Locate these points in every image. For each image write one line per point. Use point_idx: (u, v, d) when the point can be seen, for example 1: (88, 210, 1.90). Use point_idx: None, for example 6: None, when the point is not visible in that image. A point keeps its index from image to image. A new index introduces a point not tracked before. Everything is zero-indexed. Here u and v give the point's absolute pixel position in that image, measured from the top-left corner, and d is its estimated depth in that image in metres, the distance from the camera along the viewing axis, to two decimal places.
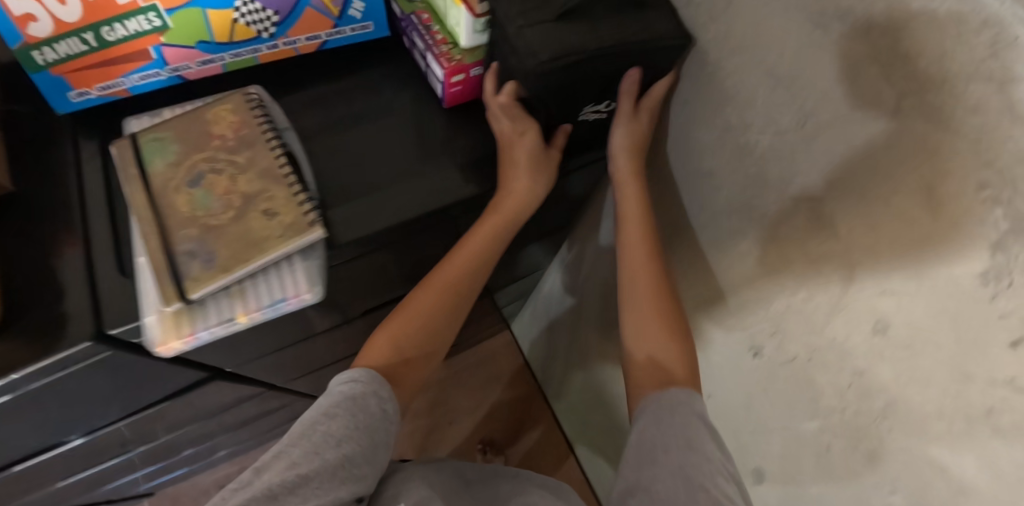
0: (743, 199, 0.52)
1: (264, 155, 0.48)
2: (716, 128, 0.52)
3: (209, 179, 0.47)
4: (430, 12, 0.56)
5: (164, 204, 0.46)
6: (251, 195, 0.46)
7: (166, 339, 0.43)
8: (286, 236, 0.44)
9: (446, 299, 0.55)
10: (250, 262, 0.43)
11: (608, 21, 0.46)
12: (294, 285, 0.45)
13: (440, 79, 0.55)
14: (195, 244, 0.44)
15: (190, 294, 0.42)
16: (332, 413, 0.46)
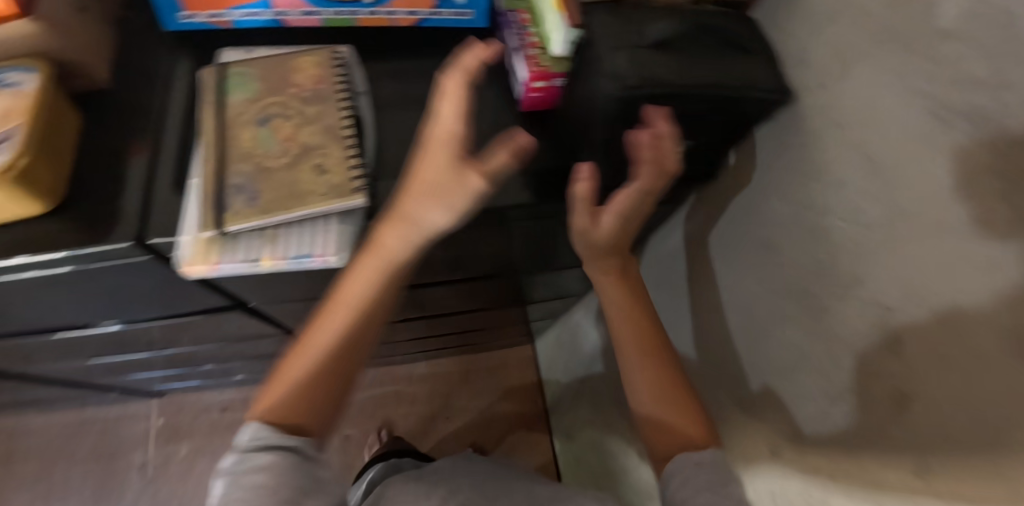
0: (807, 287, 0.47)
1: (332, 113, 0.48)
2: (796, 204, 0.48)
3: (276, 122, 0.48)
4: (530, 13, 0.54)
5: (230, 135, 0.47)
6: (310, 147, 0.46)
7: (194, 261, 0.44)
8: (329, 196, 0.44)
9: (332, 362, 0.44)
10: (288, 210, 0.44)
11: (705, 61, 0.43)
12: (323, 246, 0.45)
13: (522, 81, 0.54)
14: (245, 180, 0.45)
15: (226, 226, 0.43)
16: (253, 467, 0.40)
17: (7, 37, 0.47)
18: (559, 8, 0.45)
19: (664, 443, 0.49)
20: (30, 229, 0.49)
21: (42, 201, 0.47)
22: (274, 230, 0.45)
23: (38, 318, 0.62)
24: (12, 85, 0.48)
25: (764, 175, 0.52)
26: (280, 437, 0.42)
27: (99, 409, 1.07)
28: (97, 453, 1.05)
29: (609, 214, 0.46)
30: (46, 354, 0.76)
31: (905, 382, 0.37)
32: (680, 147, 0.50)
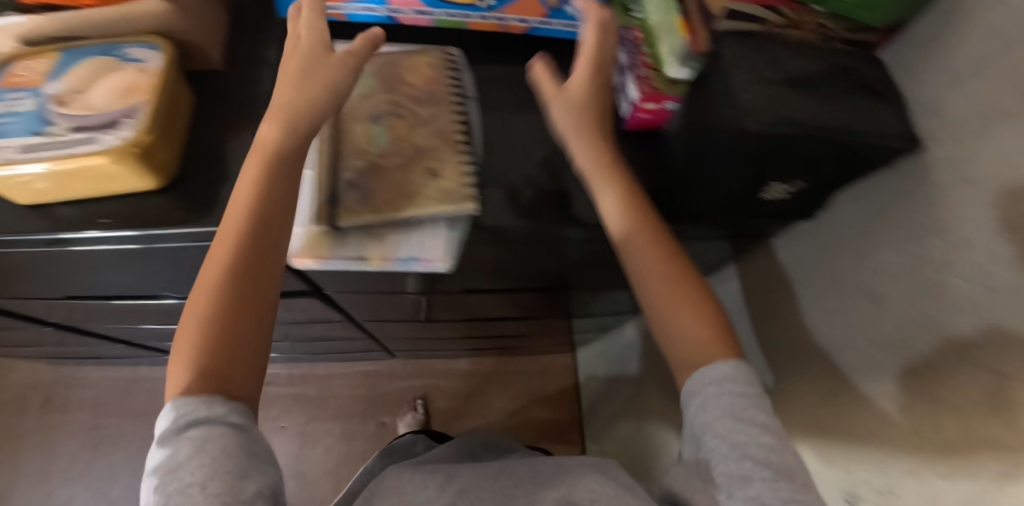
0: (912, 342, 0.46)
1: (445, 116, 0.49)
2: (908, 256, 0.47)
3: (389, 120, 0.48)
4: (644, 29, 0.53)
5: (344, 129, 0.47)
6: (423, 150, 0.47)
7: (304, 253, 0.44)
8: (441, 200, 0.44)
9: (229, 292, 0.40)
10: (401, 211, 0.44)
11: (839, 102, 0.42)
12: (431, 250, 0.45)
13: (632, 101, 0.54)
14: (359, 177, 0.45)
15: (340, 222, 0.43)
16: (181, 461, 0.37)
17: (140, 14, 0.49)
18: (684, 29, 0.46)
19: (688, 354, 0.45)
20: (140, 203, 0.50)
21: (155, 179, 0.49)
22: (383, 229, 0.45)
23: (125, 285, 0.64)
24: (137, 60, 0.49)
25: (872, 221, 0.51)
26: (206, 411, 0.38)
27: (149, 369, 1.10)
28: (144, 411, 1.08)
29: (573, 83, 0.48)
30: (117, 316, 0.78)
31: (1014, 454, 0.36)
32: (791, 188, 0.49)
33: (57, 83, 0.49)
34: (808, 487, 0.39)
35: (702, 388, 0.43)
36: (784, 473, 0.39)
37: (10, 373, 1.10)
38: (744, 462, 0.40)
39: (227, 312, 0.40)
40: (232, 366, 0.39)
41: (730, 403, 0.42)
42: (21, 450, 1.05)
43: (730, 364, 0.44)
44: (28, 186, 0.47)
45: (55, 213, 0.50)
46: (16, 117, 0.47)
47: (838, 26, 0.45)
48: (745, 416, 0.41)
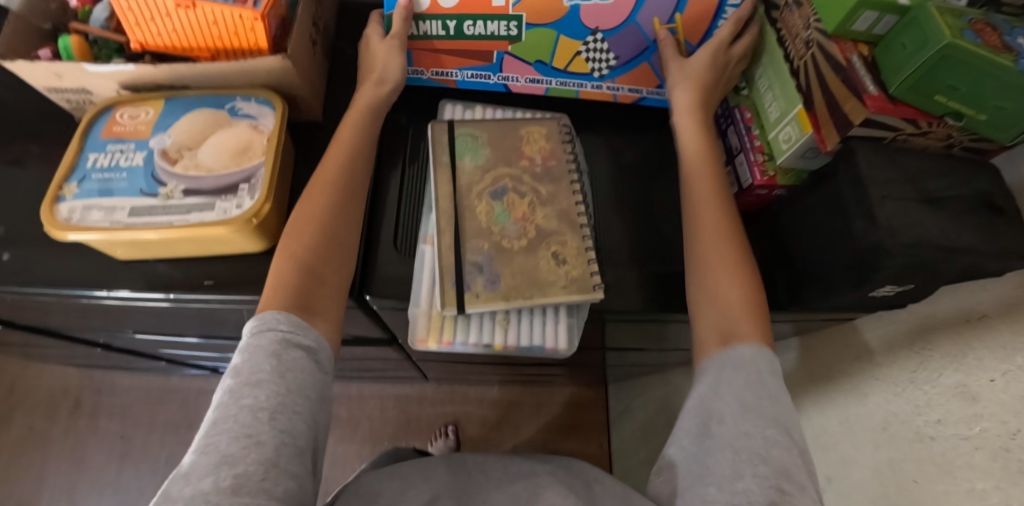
0: (1006, 444, 0.46)
1: (565, 196, 0.49)
2: (1009, 364, 0.47)
3: (510, 197, 0.49)
4: (754, 111, 0.55)
5: (465, 206, 0.48)
6: (545, 233, 0.47)
7: (428, 337, 0.47)
8: (569, 289, 0.45)
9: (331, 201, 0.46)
10: (529, 299, 0.44)
11: (965, 224, 0.43)
12: (553, 339, 0.47)
13: (745, 184, 0.54)
14: (484, 259, 0.45)
15: (466, 308, 0.44)
16: (255, 382, 0.38)
17: (255, 69, 0.47)
18: (808, 126, 0.48)
19: (719, 325, 0.46)
20: (237, 265, 0.48)
21: (262, 242, 0.47)
22: (505, 314, 0.47)
23: (196, 328, 0.62)
24: (248, 115, 0.48)
25: (971, 321, 0.51)
26: (297, 334, 0.40)
27: (182, 380, 1.09)
28: (174, 423, 1.06)
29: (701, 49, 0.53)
30: (168, 345, 0.76)
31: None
32: (900, 287, 0.49)
33: (163, 135, 0.47)
34: (803, 490, 0.37)
35: (720, 369, 0.43)
36: (781, 474, 0.37)
37: (42, 376, 1.08)
38: (742, 453, 0.38)
39: (331, 219, 0.46)
40: (327, 274, 0.44)
41: (744, 390, 0.41)
42: (48, 455, 1.03)
43: (748, 348, 0.43)
44: (130, 245, 0.45)
45: (152, 268, 0.48)
46: (122, 172, 0.45)
47: (965, 136, 0.45)
48: (755, 409, 0.40)
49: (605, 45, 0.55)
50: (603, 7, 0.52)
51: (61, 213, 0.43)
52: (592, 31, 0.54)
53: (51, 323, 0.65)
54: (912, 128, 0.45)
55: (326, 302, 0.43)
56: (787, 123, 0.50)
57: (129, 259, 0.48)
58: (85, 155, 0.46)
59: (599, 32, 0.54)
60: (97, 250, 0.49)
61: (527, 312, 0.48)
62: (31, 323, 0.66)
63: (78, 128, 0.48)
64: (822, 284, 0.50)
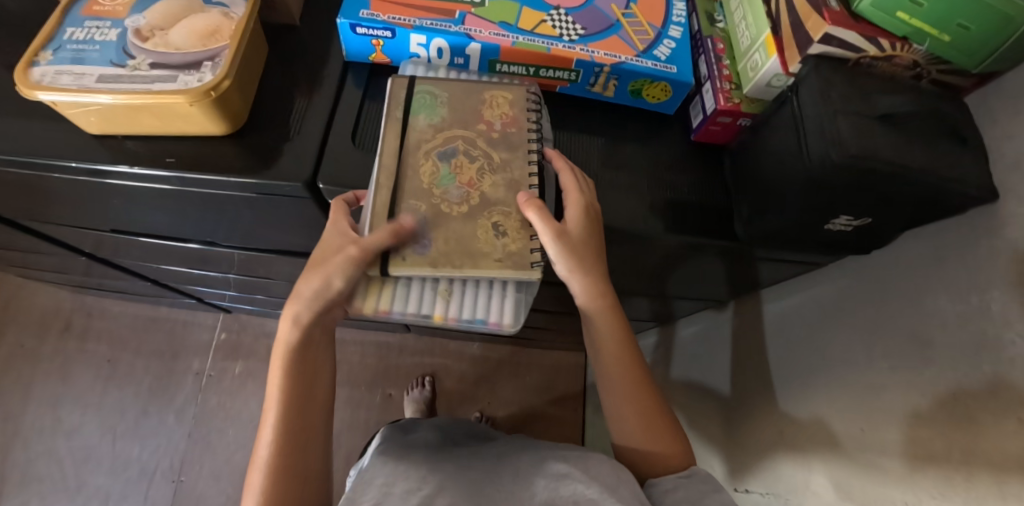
0: (954, 390, 0.46)
1: (519, 165, 0.47)
2: (964, 305, 0.46)
3: (459, 160, 0.47)
4: (726, 43, 0.54)
5: (410, 164, 0.46)
6: (490, 201, 0.46)
7: (366, 304, 0.44)
8: (504, 263, 0.43)
9: (295, 392, 0.50)
10: (458, 269, 0.43)
11: (923, 145, 0.42)
12: (498, 314, 0.44)
13: (707, 112, 0.53)
14: (419, 223, 0.44)
15: (391, 270, 0.43)
16: None
17: None
18: (773, 49, 0.47)
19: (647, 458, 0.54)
20: (201, 148, 0.50)
21: (223, 123, 0.49)
22: (447, 284, 0.44)
23: (165, 223, 0.64)
24: (222, 4, 0.49)
25: (933, 265, 0.50)
26: None
27: (171, 310, 1.12)
28: (160, 351, 1.09)
29: (572, 214, 0.48)
30: (142, 251, 0.78)
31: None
32: (857, 221, 0.48)
33: (138, 16, 0.49)
34: None
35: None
36: None
37: (35, 296, 1.11)
38: None
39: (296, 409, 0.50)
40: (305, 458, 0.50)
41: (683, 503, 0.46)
42: (37, 372, 1.06)
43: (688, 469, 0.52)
44: (97, 113, 0.47)
45: (121, 145, 0.50)
46: (96, 45, 0.47)
47: (932, 64, 0.44)
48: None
49: (569, 17, 0.53)
50: None
51: (34, 77, 0.45)
52: (555, 7, 0.53)
53: (33, 215, 0.68)
54: (876, 52, 0.44)
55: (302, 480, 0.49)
56: (755, 50, 0.50)
57: (101, 135, 0.50)
58: (63, 28, 0.48)
59: (562, 7, 0.53)
60: (73, 125, 0.51)
61: (472, 284, 0.45)
62: (15, 215, 0.69)
63: (60, 5, 0.49)
64: (776, 216, 0.50)
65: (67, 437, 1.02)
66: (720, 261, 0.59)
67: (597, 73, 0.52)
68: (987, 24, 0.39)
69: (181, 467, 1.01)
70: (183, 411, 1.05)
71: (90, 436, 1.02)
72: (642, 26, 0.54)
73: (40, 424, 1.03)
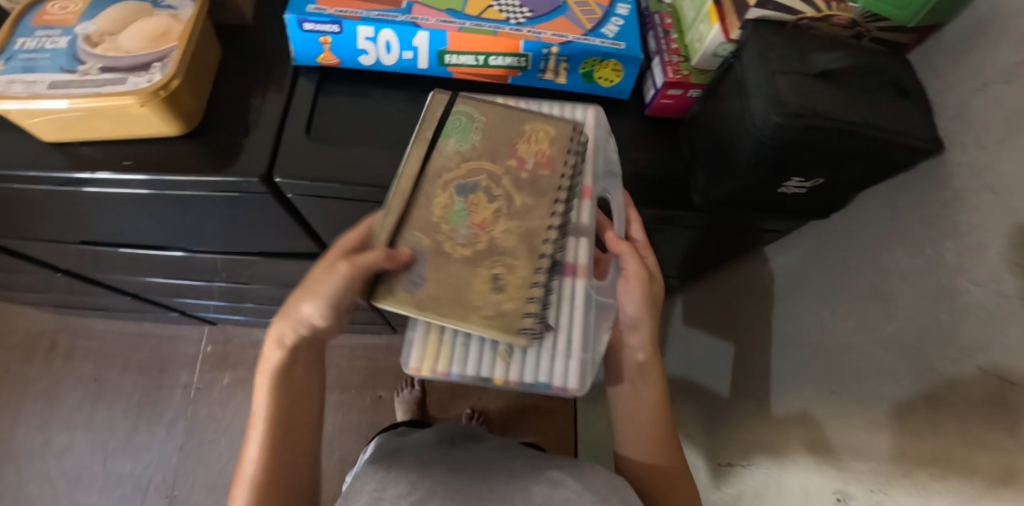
0: (915, 343, 0.46)
1: (541, 213, 0.42)
2: (920, 259, 0.47)
3: (477, 196, 0.42)
4: (674, 18, 0.54)
5: (424, 192, 0.42)
6: (497, 249, 0.41)
7: (422, 365, 0.41)
8: (491, 323, 0.39)
9: (286, 393, 0.51)
10: (442, 318, 0.39)
11: (864, 100, 0.43)
12: (563, 378, 0.41)
13: (657, 86, 0.54)
14: (416, 257, 0.41)
15: (375, 301, 0.40)
16: None
17: None
18: (715, 19, 0.47)
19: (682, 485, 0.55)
20: (157, 150, 0.51)
21: (177, 125, 0.49)
22: (508, 345, 0.41)
23: (133, 231, 0.64)
24: (170, 7, 0.50)
25: (890, 222, 0.51)
26: None
27: (156, 325, 1.12)
28: (149, 366, 1.09)
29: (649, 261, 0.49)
30: (118, 264, 0.78)
31: (1010, 457, 0.37)
32: (810, 183, 0.49)
33: (87, 23, 0.49)
34: None
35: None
36: None
37: (18, 319, 1.11)
38: None
39: (285, 407, 0.51)
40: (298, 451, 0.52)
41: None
42: (24, 394, 1.06)
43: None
44: (52, 120, 0.47)
45: (77, 152, 0.51)
46: (46, 53, 0.48)
47: (869, 23, 0.45)
48: None
49: (516, 1, 0.53)
50: None
51: None
52: None
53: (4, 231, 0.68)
54: (813, 12, 0.44)
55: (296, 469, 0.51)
56: (700, 21, 0.50)
57: (57, 143, 0.51)
58: (13, 39, 0.49)
59: None
60: (30, 136, 0.52)
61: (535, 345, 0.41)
62: None
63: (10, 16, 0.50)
64: (730, 184, 0.50)
65: (57, 459, 1.02)
66: (685, 230, 0.60)
67: (546, 55, 0.53)
68: None
69: (174, 482, 1.01)
70: (173, 425, 1.05)
71: (82, 456, 1.02)
72: (589, 6, 0.54)
73: (30, 446, 1.03)
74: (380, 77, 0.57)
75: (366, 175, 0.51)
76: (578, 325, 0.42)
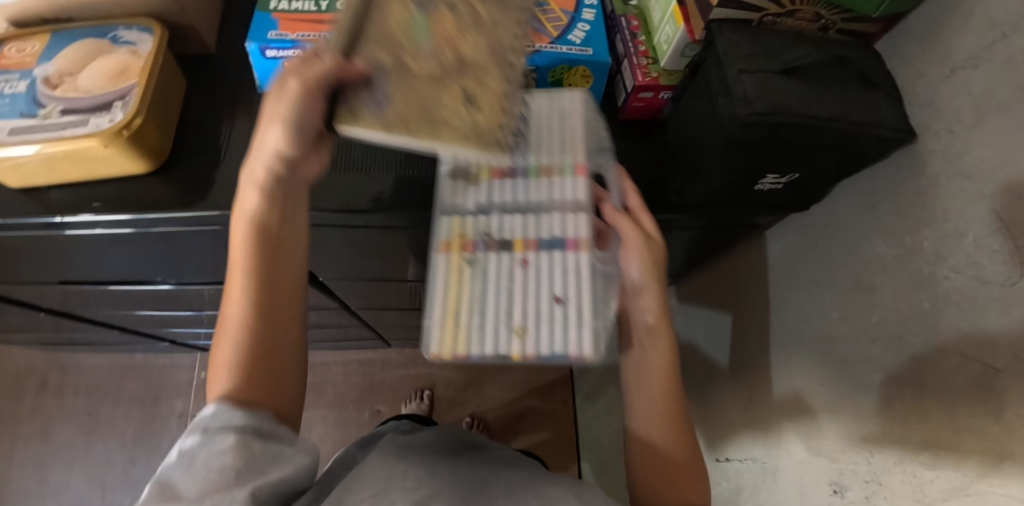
0: (900, 332, 0.46)
1: (508, 28, 0.39)
2: (900, 247, 0.47)
3: (440, 12, 0.40)
4: (641, 20, 0.54)
5: (378, 11, 0.40)
6: (465, 62, 0.38)
7: (442, 351, 0.43)
8: (468, 138, 0.36)
9: (262, 237, 0.42)
10: (413, 136, 0.36)
11: (832, 94, 0.43)
12: (577, 346, 0.43)
13: (628, 90, 0.54)
14: (379, 76, 0.38)
15: (340, 127, 0.37)
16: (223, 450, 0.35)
17: None
18: (680, 20, 0.47)
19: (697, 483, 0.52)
20: (125, 189, 0.50)
21: (144, 162, 0.49)
22: (521, 321, 0.44)
23: (110, 270, 0.63)
24: (128, 42, 0.49)
25: (867, 213, 0.51)
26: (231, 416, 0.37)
27: (148, 355, 1.11)
28: (143, 397, 1.08)
29: (647, 222, 0.50)
30: (101, 300, 0.77)
31: (996, 443, 0.37)
32: (786, 178, 0.49)
33: (46, 65, 0.48)
34: None
35: None
36: None
37: (6, 359, 1.10)
38: None
39: (264, 261, 0.42)
40: (281, 321, 0.42)
41: None
42: (17, 435, 1.05)
43: None
44: (16, 167, 0.46)
45: (45, 196, 0.50)
46: (5, 99, 0.47)
47: (834, 15, 0.44)
48: None
49: None
50: None
51: None
52: None
53: None
54: (776, 7, 0.44)
55: (279, 347, 0.42)
56: (666, 22, 0.50)
57: (24, 188, 0.50)
58: None
59: None
60: None
61: (547, 319, 0.44)
62: None
63: None
64: (710, 185, 0.50)
65: (55, 497, 1.01)
66: (672, 233, 0.60)
67: None
68: None
69: None
70: None
71: (80, 492, 1.02)
72: (554, 13, 0.54)
73: (27, 487, 1.02)
74: None
75: None
76: (583, 292, 0.44)
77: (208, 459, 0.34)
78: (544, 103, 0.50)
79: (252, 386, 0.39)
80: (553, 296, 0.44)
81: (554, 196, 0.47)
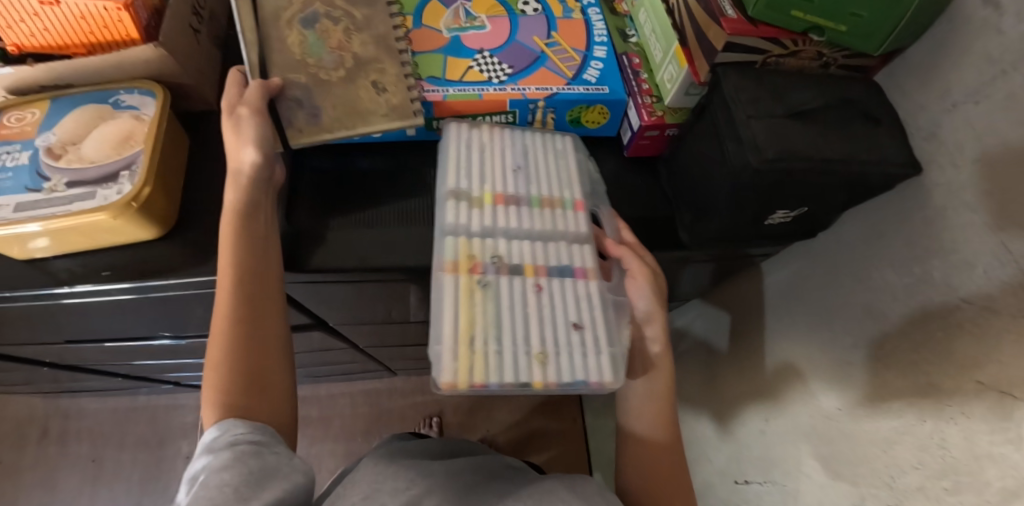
0: (914, 359, 0.47)
1: (381, 20, 0.50)
2: (910, 276, 0.48)
3: (323, 24, 0.49)
4: (642, 57, 0.55)
5: (275, 36, 0.47)
6: (363, 61, 0.49)
7: (457, 380, 0.40)
8: (390, 116, 0.49)
9: (248, 253, 0.43)
10: (352, 129, 0.48)
11: (838, 135, 0.43)
12: (598, 372, 0.43)
13: (634, 128, 0.54)
14: (302, 93, 0.47)
15: (292, 143, 0.48)
16: (218, 467, 0.35)
17: (130, 61, 0.48)
18: (684, 61, 0.48)
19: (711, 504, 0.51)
20: (133, 255, 0.49)
21: (152, 228, 0.48)
22: (541, 348, 0.42)
23: (117, 328, 0.62)
24: (131, 107, 0.49)
25: (874, 241, 0.52)
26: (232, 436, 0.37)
27: (151, 397, 1.10)
28: (148, 440, 1.07)
29: (648, 256, 0.50)
30: (106, 353, 0.76)
31: (1018, 472, 0.37)
32: (794, 213, 0.49)
33: (48, 134, 0.47)
34: None
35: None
36: None
37: (5, 408, 1.08)
38: None
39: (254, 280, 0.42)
40: (271, 340, 0.43)
41: None
42: (19, 486, 1.03)
43: None
44: (23, 240, 0.46)
45: (51, 265, 0.49)
46: (8, 172, 0.46)
47: (836, 52, 0.45)
48: None
49: (495, 58, 0.53)
50: (480, 34, 0.55)
51: None
52: (477, 50, 0.54)
53: None
54: (779, 49, 0.44)
55: (270, 368, 0.42)
56: (669, 62, 0.50)
57: (29, 259, 0.49)
58: None
59: (485, 50, 0.54)
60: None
61: (567, 348, 0.43)
62: None
63: None
64: (723, 222, 0.50)
65: None
66: (684, 267, 0.60)
67: (534, 109, 0.53)
68: (878, 10, 0.40)
69: None
70: None
71: None
72: (567, 53, 0.55)
73: None
74: (356, 149, 0.56)
75: (353, 257, 0.50)
76: (602, 323, 0.45)
77: (206, 480, 0.35)
78: (539, 142, 0.53)
79: (239, 385, 0.40)
80: (571, 323, 0.44)
81: (558, 226, 0.48)
